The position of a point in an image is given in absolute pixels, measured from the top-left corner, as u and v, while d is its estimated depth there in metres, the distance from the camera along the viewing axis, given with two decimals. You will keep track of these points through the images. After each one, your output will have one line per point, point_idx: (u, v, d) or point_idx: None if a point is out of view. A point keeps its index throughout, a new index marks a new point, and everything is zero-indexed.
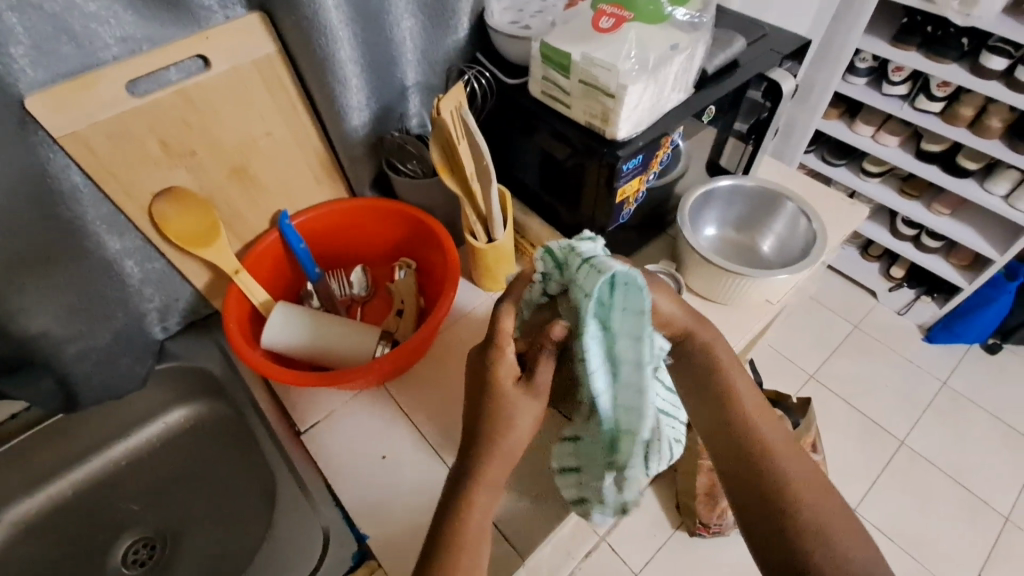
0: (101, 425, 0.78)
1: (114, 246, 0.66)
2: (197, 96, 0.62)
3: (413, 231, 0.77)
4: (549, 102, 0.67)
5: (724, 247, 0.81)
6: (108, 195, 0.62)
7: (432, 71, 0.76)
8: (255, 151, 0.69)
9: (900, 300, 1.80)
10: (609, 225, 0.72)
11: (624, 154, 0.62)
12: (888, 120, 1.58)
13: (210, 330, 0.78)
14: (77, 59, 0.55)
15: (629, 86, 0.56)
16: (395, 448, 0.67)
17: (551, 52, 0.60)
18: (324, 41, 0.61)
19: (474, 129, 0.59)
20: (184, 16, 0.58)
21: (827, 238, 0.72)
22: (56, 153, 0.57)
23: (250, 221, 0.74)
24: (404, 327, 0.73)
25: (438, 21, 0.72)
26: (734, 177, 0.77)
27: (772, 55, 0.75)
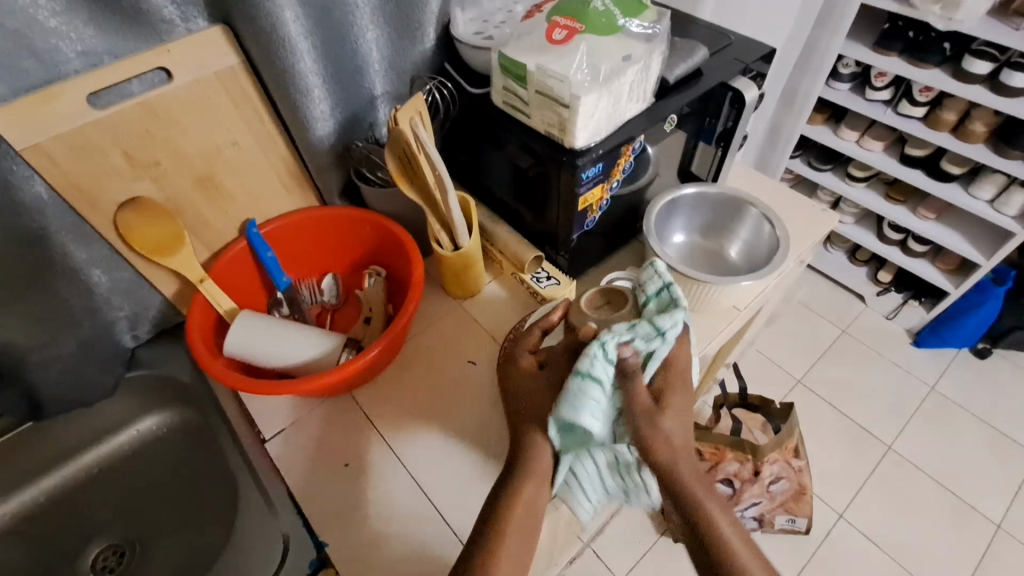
0: (71, 433, 0.78)
1: (80, 255, 0.66)
2: (161, 107, 0.63)
3: (381, 239, 0.77)
4: (510, 112, 0.68)
5: (692, 254, 0.82)
6: (72, 206, 0.63)
7: (399, 80, 0.77)
8: (221, 161, 0.70)
9: (888, 304, 1.80)
10: (574, 233, 0.72)
11: (582, 163, 0.63)
12: (872, 125, 1.58)
13: (181, 337, 0.79)
14: (39, 73, 0.56)
15: (582, 96, 0.57)
16: (359, 455, 0.68)
17: (509, 63, 0.61)
18: (284, 53, 0.62)
19: (427, 144, 0.61)
20: (145, 30, 0.59)
21: (790, 245, 0.72)
22: (18, 165, 0.58)
23: (219, 229, 0.75)
24: (371, 334, 0.75)
25: (403, 32, 0.73)
26: (699, 185, 0.77)
27: (735, 64, 0.76)
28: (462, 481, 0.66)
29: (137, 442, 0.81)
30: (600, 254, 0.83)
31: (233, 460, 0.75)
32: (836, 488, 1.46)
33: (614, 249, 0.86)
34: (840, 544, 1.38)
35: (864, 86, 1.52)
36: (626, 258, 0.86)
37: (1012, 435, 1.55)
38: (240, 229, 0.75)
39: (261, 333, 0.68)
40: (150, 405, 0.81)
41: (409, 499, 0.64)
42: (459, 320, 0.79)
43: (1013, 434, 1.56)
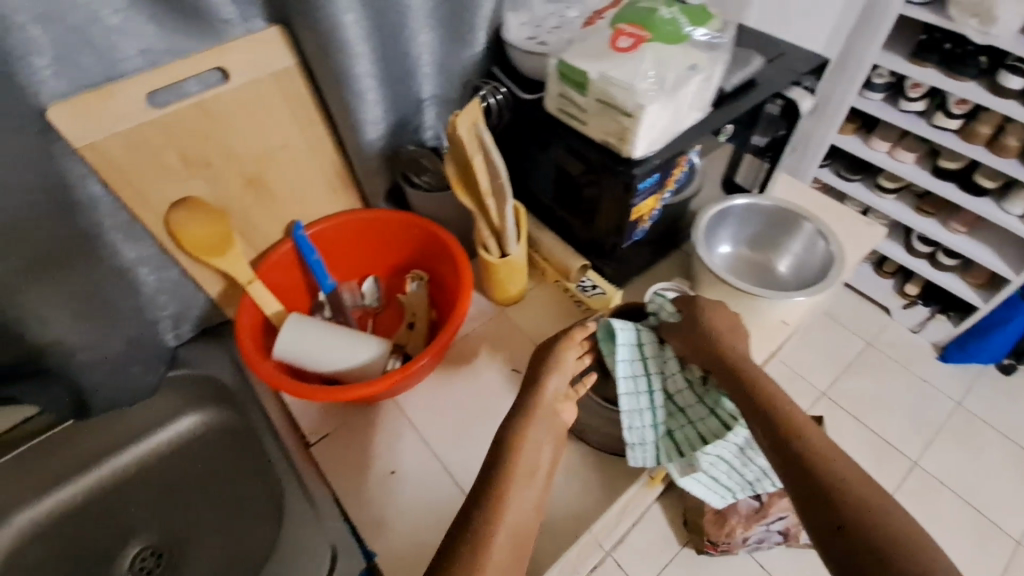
0: (111, 431, 0.78)
1: (129, 254, 0.66)
2: (217, 106, 0.62)
3: (427, 244, 0.77)
4: (565, 119, 0.67)
5: (738, 266, 0.81)
6: (124, 204, 0.62)
7: (448, 84, 0.76)
8: (271, 162, 0.70)
9: (914, 317, 1.77)
10: (624, 242, 0.72)
11: (639, 172, 0.62)
12: (905, 136, 1.56)
13: (223, 337, 0.79)
14: (99, 70, 0.55)
15: (646, 106, 0.56)
16: (404, 463, 0.67)
17: (569, 69, 0.60)
18: (342, 55, 0.61)
19: (490, 146, 0.61)
20: (205, 29, 0.58)
21: (844, 263, 0.71)
22: (75, 163, 0.57)
23: (264, 230, 0.74)
24: (416, 340, 0.76)
25: (454, 36, 0.72)
26: (751, 196, 0.76)
27: (789, 74, 0.75)
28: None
29: (174, 442, 0.81)
30: (643, 264, 0.83)
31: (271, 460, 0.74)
32: None
33: (657, 259, 0.85)
34: None
35: (897, 97, 1.49)
36: (670, 267, 0.85)
37: None
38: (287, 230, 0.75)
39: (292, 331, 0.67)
40: (187, 405, 0.80)
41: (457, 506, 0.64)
42: (501, 327, 0.78)
43: None
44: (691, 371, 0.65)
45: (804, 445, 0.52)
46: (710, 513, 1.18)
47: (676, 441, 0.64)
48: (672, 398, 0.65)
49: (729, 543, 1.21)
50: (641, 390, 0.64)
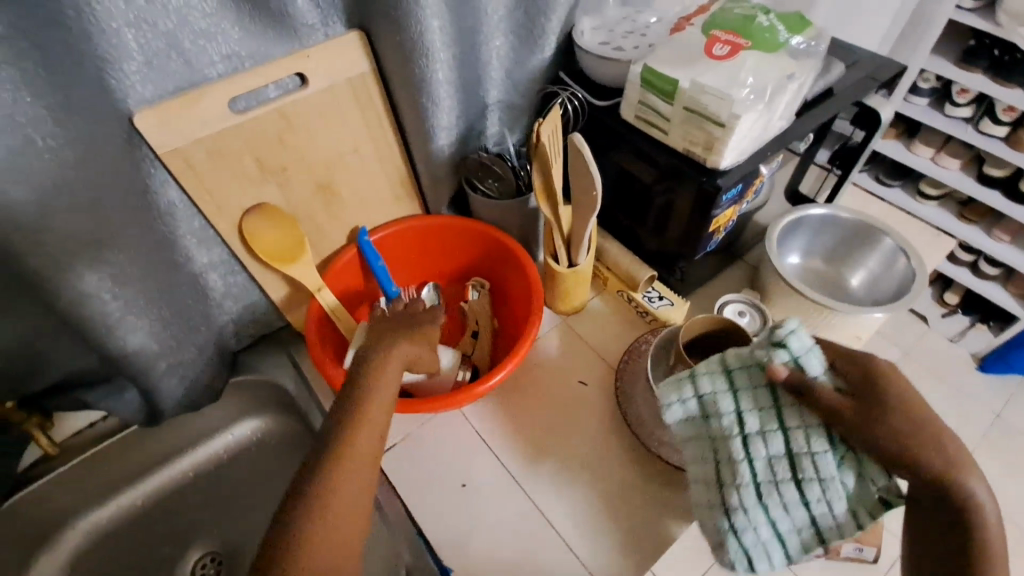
0: (172, 436, 0.77)
1: (201, 259, 0.65)
2: (294, 112, 0.61)
3: (494, 252, 0.75)
4: (643, 127, 0.65)
5: (809, 279, 0.78)
6: (199, 209, 0.61)
7: (516, 90, 0.75)
8: (340, 167, 0.69)
9: (953, 327, 1.73)
10: (696, 254, 0.70)
11: (724, 184, 0.60)
12: (949, 142, 1.49)
13: (284, 342, 0.79)
14: (184, 75, 0.54)
15: (742, 115, 0.54)
16: (475, 475, 0.66)
17: (655, 76, 0.59)
18: (424, 61, 0.60)
19: (581, 146, 0.57)
20: (287, 33, 0.57)
21: (927, 280, 0.69)
22: (157, 169, 0.57)
23: (329, 236, 0.73)
24: (481, 350, 0.74)
25: (526, 40, 0.71)
26: (829, 207, 0.75)
27: (868, 82, 0.72)
28: (580, 509, 0.64)
29: (232, 448, 0.80)
30: (708, 274, 0.81)
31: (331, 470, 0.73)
32: None
33: (721, 269, 0.83)
34: None
35: (943, 102, 1.43)
36: (734, 278, 0.83)
37: None
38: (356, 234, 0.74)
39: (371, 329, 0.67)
40: (245, 410, 0.80)
41: (529, 522, 0.63)
42: (564, 337, 0.77)
43: None
44: (762, 433, 0.50)
45: (919, 463, 0.45)
46: None
47: (779, 529, 0.49)
48: (768, 485, 0.49)
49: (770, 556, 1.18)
50: (726, 458, 0.52)
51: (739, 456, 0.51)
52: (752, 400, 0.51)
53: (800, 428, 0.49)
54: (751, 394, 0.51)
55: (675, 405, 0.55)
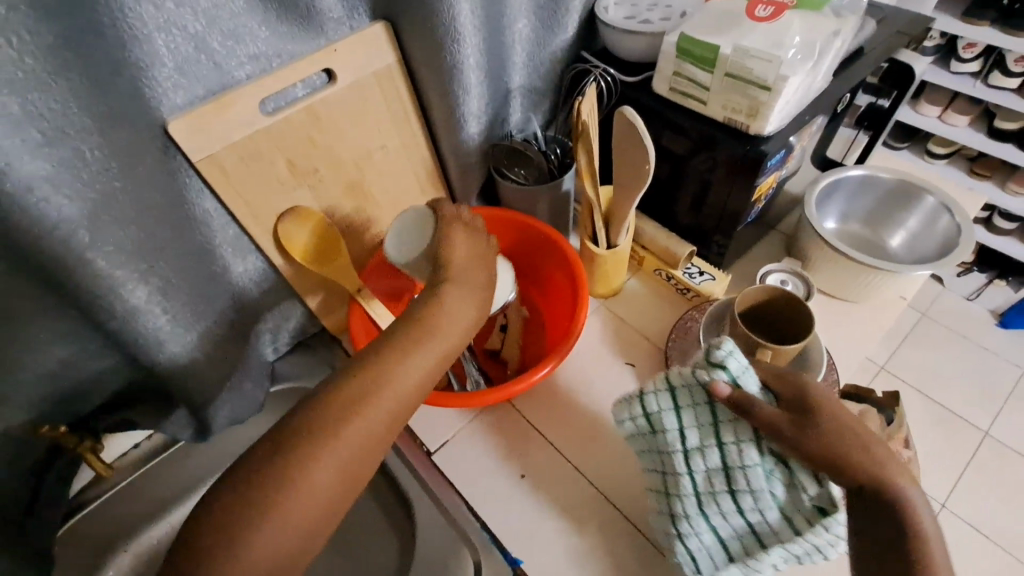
0: (215, 452, 0.76)
1: (238, 269, 0.63)
2: (324, 110, 0.60)
3: (528, 241, 0.74)
4: (678, 99, 0.64)
5: (850, 243, 0.77)
6: (235, 217, 0.60)
7: (538, 74, 0.73)
8: (370, 165, 0.67)
9: (970, 284, 1.71)
10: (738, 227, 0.69)
11: (768, 150, 0.59)
12: (955, 98, 1.44)
13: (321, 349, 0.77)
14: (215, 79, 0.52)
15: (790, 77, 0.53)
16: (534, 466, 0.65)
17: (697, 44, 0.58)
18: (454, 47, 0.59)
19: (632, 120, 0.55)
20: (313, 28, 0.56)
21: (975, 234, 0.67)
22: (191, 178, 0.55)
23: (361, 236, 0.72)
24: (514, 342, 0.74)
25: (549, 21, 0.69)
26: (866, 168, 0.74)
27: (898, 37, 0.71)
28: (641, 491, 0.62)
29: None
30: (744, 247, 0.79)
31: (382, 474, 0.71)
32: None
33: (756, 240, 0.82)
34: None
35: (949, 58, 1.38)
36: (770, 249, 0.82)
37: None
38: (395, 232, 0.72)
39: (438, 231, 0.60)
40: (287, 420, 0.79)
41: (598, 508, 0.62)
42: (606, 321, 0.76)
43: None
44: (701, 448, 0.51)
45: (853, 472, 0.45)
46: None
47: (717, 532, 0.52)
48: (707, 496, 0.51)
49: None
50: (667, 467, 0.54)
51: (682, 471, 0.52)
52: (693, 418, 0.51)
53: (734, 444, 0.49)
54: (693, 411, 0.51)
55: (627, 421, 0.56)
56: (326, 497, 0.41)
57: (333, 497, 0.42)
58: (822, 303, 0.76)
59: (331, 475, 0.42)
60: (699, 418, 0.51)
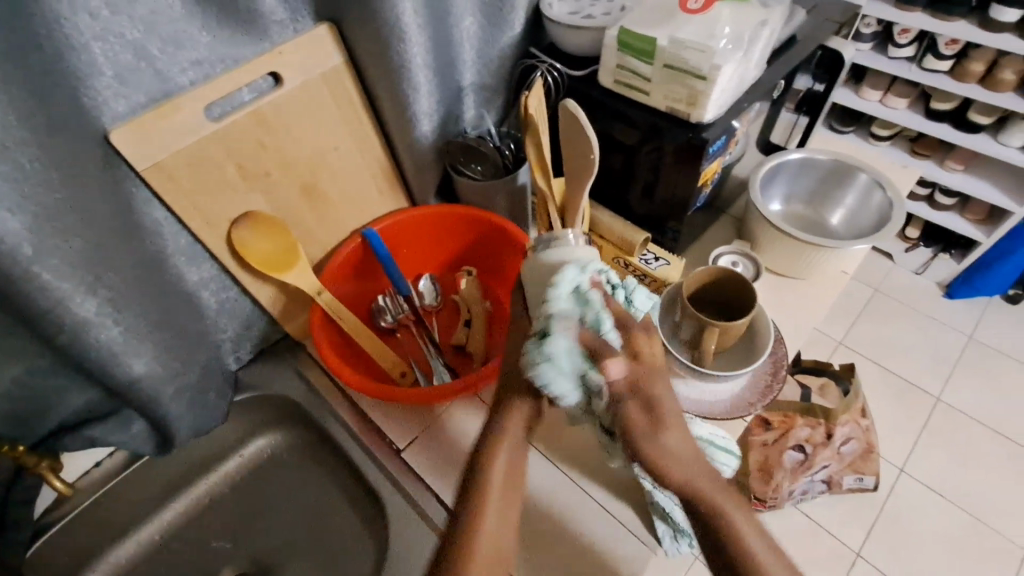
0: (182, 464, 0.75)
1: (193, 277, 0.63)
2: (272, 114, 0.59)
3: (487, 236, 0.76)
4: (623, 91, 0.66)
5: (793, 222, 0.81)
6: (187, 225, 0.59)
7: (488, 71, 0.75)
8: (323, 167, 0.67)
9: (916, 259, 1.72)
10: (688, 212, 0.72)
11: (709, 137, 0.62)
12: (894, 83, 1.50)
13: (285, 355, 0.77)
14: (156, 86, 0.52)
15: (723, 66, 0.56)
16: (501, 456, 0.66)
17: (633, 38, 0.60)
18: (400, 47, 0.60)
19: (581, 117, 0.57)
20: (256, 32, 0.55)
21: (904, 210, 0.72)
22: (138, 186, 0.54)
23: (319, 239, 0.72)
24: (475, 338, 0.73)
25: (495, 18, 0.70)
26: (804, 150, 0.77)
27: (828, 25, 0.75)
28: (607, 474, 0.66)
29: (247, 467, 0.79)
30: (696, 231, 0.82)
31: (353, 474, 0.72)
32: (894, 443, 1.43)
33: (708, 225, 0.85)
34: (904, 498, 1.35)
35: (886, 44, 1.44)
36: (721, 232, 0.85)
37: None
38: (355, 234, 0.73)
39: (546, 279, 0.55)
40: (254, 428, 0.78)
41: (566, 493, 0.64)
42: None
43: None
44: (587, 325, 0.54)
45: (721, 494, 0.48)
46: (758, 473, 1.20)
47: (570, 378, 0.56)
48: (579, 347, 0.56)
49: (777, 498, 1.22)
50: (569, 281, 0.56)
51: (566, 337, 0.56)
52: (563, 350, 0.51)
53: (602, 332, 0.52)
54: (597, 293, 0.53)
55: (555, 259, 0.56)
56: (507, 521, 0.50)
57: (512, 514, 0.51)
58: (770, 282, 0.79)
59: (498, 518, 0.50)
60: (569, 348, 0.51)
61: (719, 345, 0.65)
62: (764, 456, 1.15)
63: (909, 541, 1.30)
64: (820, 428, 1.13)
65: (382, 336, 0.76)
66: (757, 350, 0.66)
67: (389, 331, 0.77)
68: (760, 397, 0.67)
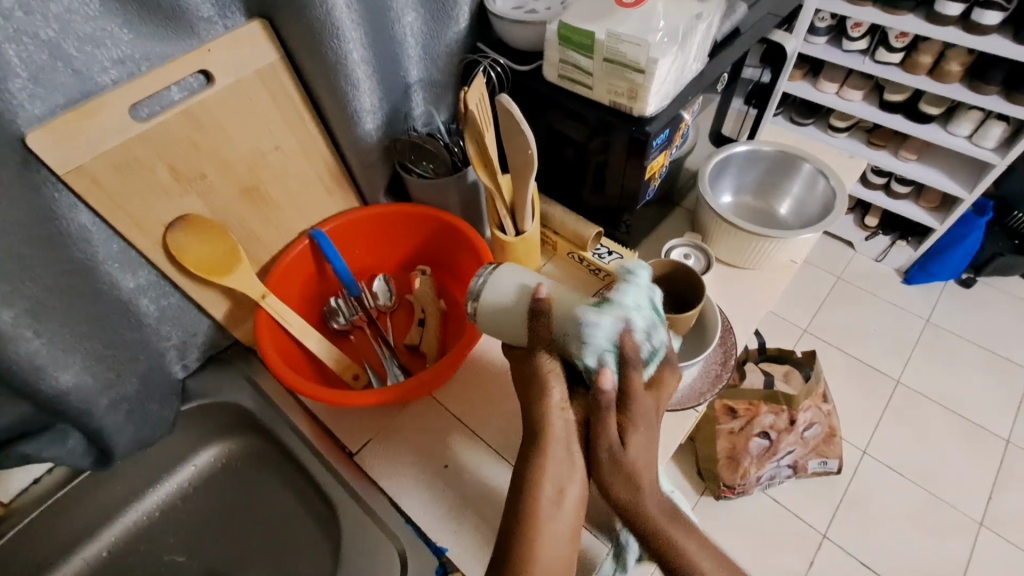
0: (131, 476, 0.74)
1: (128, 284, 0.61)
2: (204, 113, 0.57)
3: (437, 233, 0.75)
4: (567, 85, 0.66)
5: (743, 214, 0.83)
6: (118, 231, 0.57)
7: (435, 67, 0.73)
8: (264, 167, 0.65)
9: (875, 248, 1.76)
10: (637, 206, 0.72)
11: (652, 129, 0.62)
12: (850, 75, 1.53)
13: (234, 362, 0.75)
14: (75, 87, 0.50)
15: (659, 59, 0.56)
16: (455, 455, 0.66)
17: (571, 32, 0.60)
18: (335, 42, 0.58)
19: (515, 114, 0.57)
20: (183, 29, 0.53)
21: (846, 197, 0.73)
22: (61, 192, 0.52)
23: (265, 241, 0.70)
24: (429, 338, 0.72)
25: (439, 13, 0.69)
26: (750, 142, 0.79)
27: (769, 19, 0.76)
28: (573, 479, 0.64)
29: (199, 476, 0.77)
30: (650, 225, 0.83)
31: (307, 480, 0.71)
32: (856, 426, 1.47)
33: (661, 218, 0.86)
34: (867, 479, 1.39)
35: (840, 38, 1.46)
36: (674, 226, 0.86)
37: (1007, 354, 1.58)
38: (303, 236, 0.72)
39: (518, 310, 0.52)
40: (207, 437, 0.77)
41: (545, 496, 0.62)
42: None
43: (1006, 354, 1.58)
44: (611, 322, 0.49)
45: None
46: (724, 459, 1.23)
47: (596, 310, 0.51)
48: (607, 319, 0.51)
49: (745, 485, 1.24)
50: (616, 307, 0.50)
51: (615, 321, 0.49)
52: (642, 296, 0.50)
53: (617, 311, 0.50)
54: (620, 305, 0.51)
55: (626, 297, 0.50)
56: None
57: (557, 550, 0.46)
58: (721, 273, 0.80)
59: (554, 524, 0.46)
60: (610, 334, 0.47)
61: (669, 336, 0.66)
62: (731, 442, 1.18)
63: (871, 519, 1.34)
64: (783, 414, 1.15)
65: (336, 339, 0.75)
66: (707, 341, 0.67)
67: (342, 333, 0.76)
68: (712, 385, 0.67)
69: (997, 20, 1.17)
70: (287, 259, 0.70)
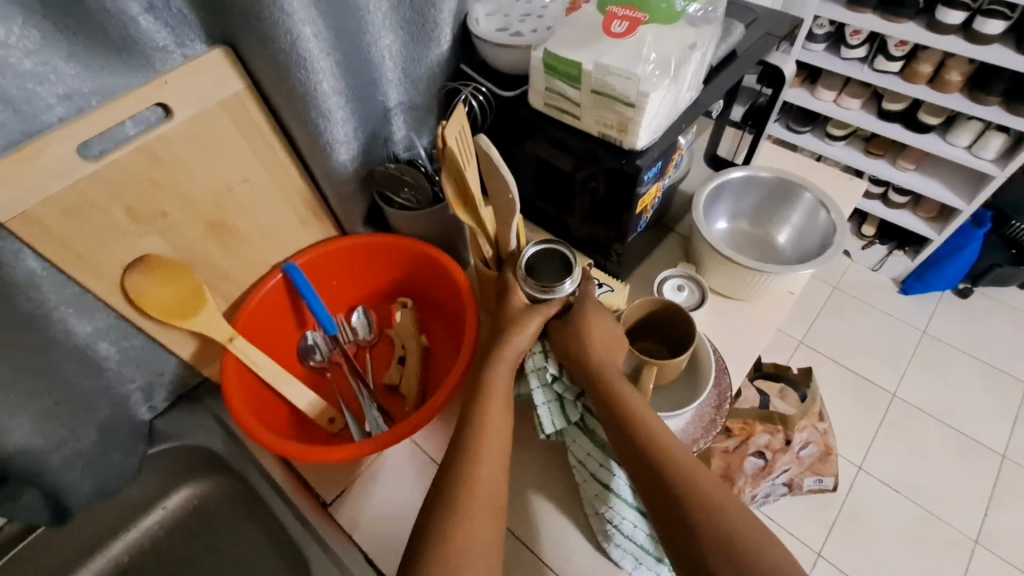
0: (94, 520, 0.70)
1: (84, 330, 0.57)
2: (162, 148, 0.53)
3: (419, 265, 0.71)
4: (553, 114, 0.62)
5: (739, 241, 0.80)
6: (71, 277, 0.54)
7: (416, 89, 0.69)
8: (231, 200, 0.61)
9: (871, 258, 1.74)
10: (627, 238, 0.68)
11: (643, 163, 0.58)
12: (849, 83, 1.49)
13: (204, 401, 0.71)
14: (16, 127, 0.46)
15: (650, 93, 0.53)
16: None
17: (557, 61, 0.56)
18: (302, 72, 0.54)
19: (497, 157, 0.53)
20: (135, 60, 0.49)
21: (845, 229, 0.70)
22: (3, 238, 0.48)
23: (234, 276, 0.67)
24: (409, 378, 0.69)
25: (419, 34, 0.64)
26: (746, 168, 0.76)
27: (768, 40, 0.72)
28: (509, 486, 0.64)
29: (168, 519, 0.74)
30: (641, 252, 0.80)
31: (279, 528, 0.67)
32: (853, 442, 1.44)
33: (653, 244, 0.82)
34: (861, 496, 1.36)
35: (839, 46, 1.42)
36: (667, 251, 0.83)
37: (1002, 366, 1.56)
38: (276, 270, 0.68)
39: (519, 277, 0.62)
40: (175, 478, 0.73)
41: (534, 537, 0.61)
42: None
43: (1003, 366, 1.56)
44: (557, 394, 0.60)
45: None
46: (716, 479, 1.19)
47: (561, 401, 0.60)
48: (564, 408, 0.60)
49: None
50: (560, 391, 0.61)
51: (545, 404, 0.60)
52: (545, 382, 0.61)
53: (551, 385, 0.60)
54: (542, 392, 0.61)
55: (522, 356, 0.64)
56: None
57: None
58: (714, 303, 0.77)
59: None
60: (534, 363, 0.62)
61: (660, 378, 0.63)
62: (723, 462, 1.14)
63: (865, 537, 1.31)
64: (779, 434, 1.10)
65: (312, 377, 0.72)
66: (700, 387, 0.64)
67: (319, 371, 0.72)
68: (704, 433, 0.62)
69: (999, 29, 1.14)
70: (259, 296, 0.67)
